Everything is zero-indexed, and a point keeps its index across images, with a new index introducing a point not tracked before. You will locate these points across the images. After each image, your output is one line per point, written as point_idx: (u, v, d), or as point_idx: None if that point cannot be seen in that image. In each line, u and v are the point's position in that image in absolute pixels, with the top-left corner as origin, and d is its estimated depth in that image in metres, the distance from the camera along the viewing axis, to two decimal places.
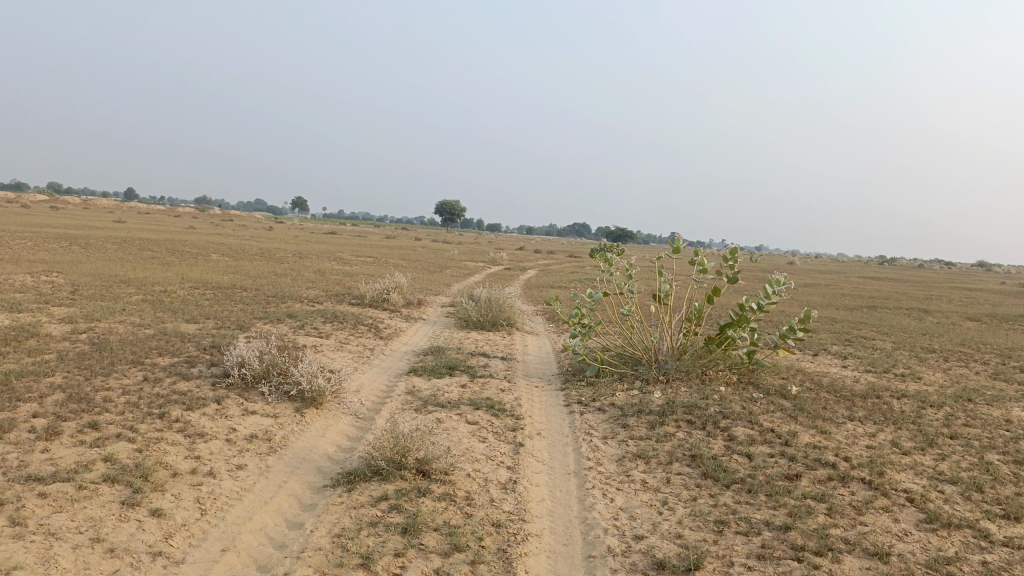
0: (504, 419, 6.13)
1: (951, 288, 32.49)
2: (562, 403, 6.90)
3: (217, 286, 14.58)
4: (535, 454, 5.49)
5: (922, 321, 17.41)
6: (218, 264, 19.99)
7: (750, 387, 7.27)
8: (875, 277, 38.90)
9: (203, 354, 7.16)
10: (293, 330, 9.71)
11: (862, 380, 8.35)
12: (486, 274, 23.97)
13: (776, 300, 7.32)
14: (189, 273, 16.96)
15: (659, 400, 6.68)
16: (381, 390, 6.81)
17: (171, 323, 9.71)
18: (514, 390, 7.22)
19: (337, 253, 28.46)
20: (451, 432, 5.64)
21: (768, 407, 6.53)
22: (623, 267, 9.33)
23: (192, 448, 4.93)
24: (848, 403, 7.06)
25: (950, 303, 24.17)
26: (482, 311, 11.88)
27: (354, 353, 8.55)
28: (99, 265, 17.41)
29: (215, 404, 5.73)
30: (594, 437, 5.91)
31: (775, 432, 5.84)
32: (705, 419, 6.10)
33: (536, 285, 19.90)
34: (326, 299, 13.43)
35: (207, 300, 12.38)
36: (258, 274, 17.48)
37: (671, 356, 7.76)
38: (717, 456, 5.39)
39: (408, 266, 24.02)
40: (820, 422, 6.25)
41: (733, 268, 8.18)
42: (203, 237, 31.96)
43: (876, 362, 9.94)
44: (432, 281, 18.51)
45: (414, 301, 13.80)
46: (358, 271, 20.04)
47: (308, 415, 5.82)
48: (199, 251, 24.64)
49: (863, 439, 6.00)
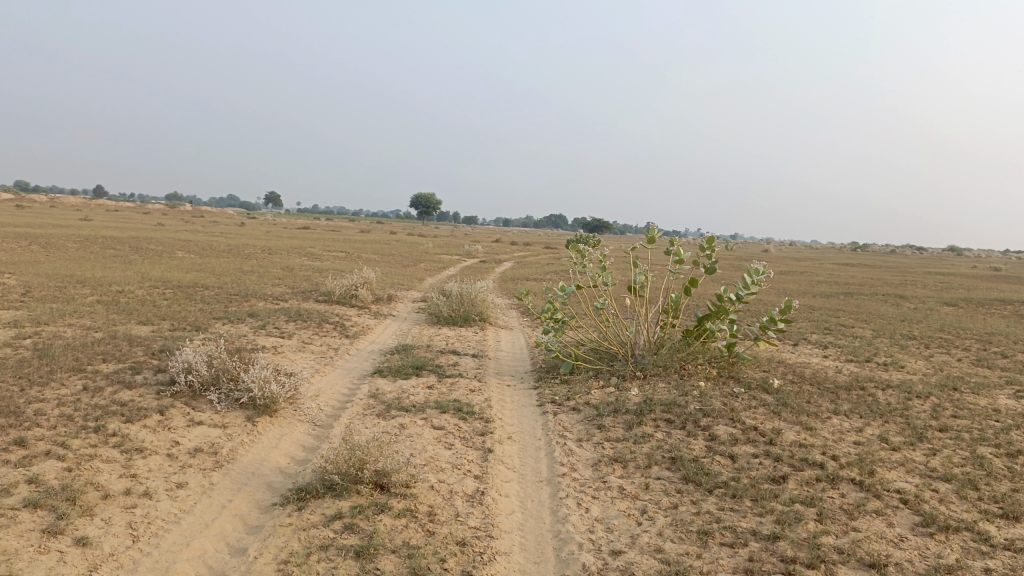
0: (473, 423, 5.75)
1: (924, 273, 32.58)
2: (535, 403, 6.53)
3: (178, 284, 14.03)
4: (505, 461, 5.12)
5: (899, 307, 17.32)
6: (181, 262, 19.35)
7: (731, 382, 6.95)
8: (849, 264, 38.97)
9: (151, 360, 6.70)
10: (253, 330, 9.25)
11: (844, 371, 8.09)
12: (460, 267, 23.59)
13: (756, 291, 7.03)
14: (150, 272, 16.34)
15: (637, 399, 6.34)
16: (342, 394, 6.40)
17: (123, 326, 9.20)
18: (484, 390, 6.85)
19: (307, 249, 27.90)
20: (414, 440, 5.26)
21: (750, 403, 6.22)
22: (597, 258, 8.97)
23: (128, 465, 4.54)
24: (832, 396, 6.77)
25: (923, 288, 24.27)
26: (453, 307, 11.49)
27: (317, 354, 8.13)
28: (56, 265, 16.76)
29: (157, 415, 5.30)
30: (568, 439, 5.56)
31: (759, 430, 5.53)
32: (685, 418, 5.77)
33: (511, 278, 19.57)
34: (291, 296, 12.96)
35: (165, 300, 11.86)
36: (223, 272, 16.90)
37: (647, 350, 7.43)
38: (698, 459, 5.05)
39: (380, 261, 23.56)
40: (804, 417, 5.95)
41: (711, 259, 7.85)
42: (170, 235, 31.15)
43: (856, 351, 9.70)
44: (404, 276, 18.11)
45: (384, 297, 13.35)
46: (328, 267, 19.56)
47: (260, 424, 5.40)
48: (164, 248, 23.96)
49: (850, 435, 5.71)
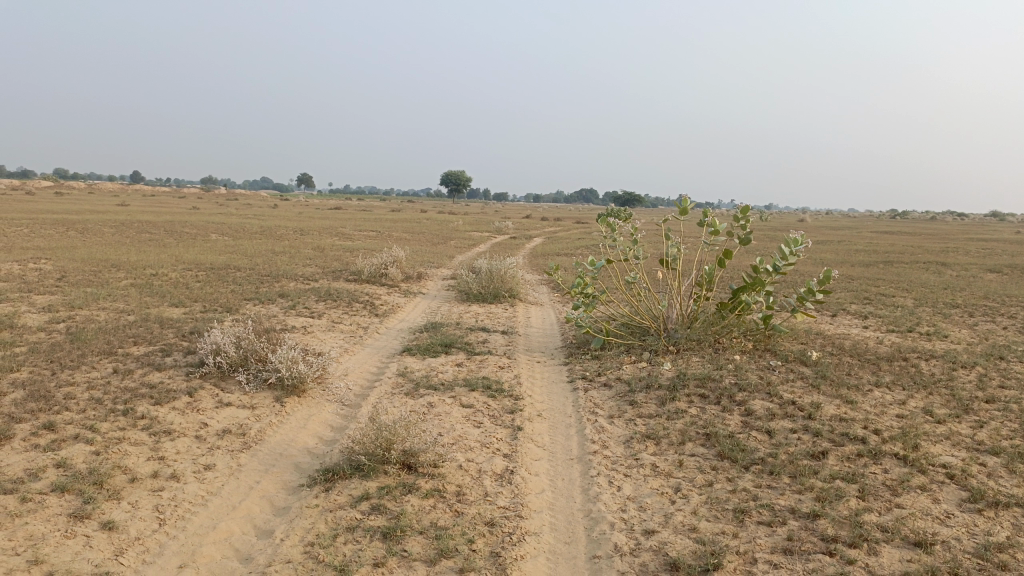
0: (502, 401, 5.66)
1: (967, 240, 31.67)
2: (565, 380, 6.42)
3: (210, 266, 14.15)
4: (535, 439, 5.02)
5: (941, 274, 16.83)
6: (215, 244, 19.52)
7: (767, 355, 6.76)
8: (888, 232, 38.01)
9: (181, 342, 6.71)
10: (283, 310, 9.26)
11: (885, 342, 7.84)
12: (491, 244, 23.50)
13: (793, 261, 6.80)
14: (184, 255, 16.51)
15: (670, 374, 6.19)
16: (370, 373, 6.35)
17: (156, 308, 9.28)
18: (513, 367, 6.75)
19: (338, 229, 28.04)
20: (443, 419, 5.19)
21: (787, 377, 6.03)
22: (628, 231, 8.79)
23: (156, 448, 4.53)
24: (873, 367, 6.55)
25: (966, 255, 23.60)
26: (483, 283, 11.40)
27: (346, 333, 8.10)
28: (93, 250, 17.00)
29: (186, 397, 5.29)
30: (599, 416, 5.44)
31: (797, 404, 5.35)
32: (720, 393, 5.61)
33: (541, 253, 19.42)
34: (321, 276, 12.98)
35: (198, 282, 11.94)
36: (255, 253, 17.00)
37: (680, 324, 7.26)
38: (734, 435, 4.90)
39: (411, 239, 23.54)
40: (844, 391, 5.75)
41: (745, 229, 7.62)
42: (204, 219, 31.45)
43: (897, 321, 9.41)
44: (434, 253, 18.06)
45: (414, 275, 13.31)
46: (359, 246, 19.59)
47: (288, 405, 5.36)
48: (198, 231, 24.22)
49: (892, 408, 5.51)
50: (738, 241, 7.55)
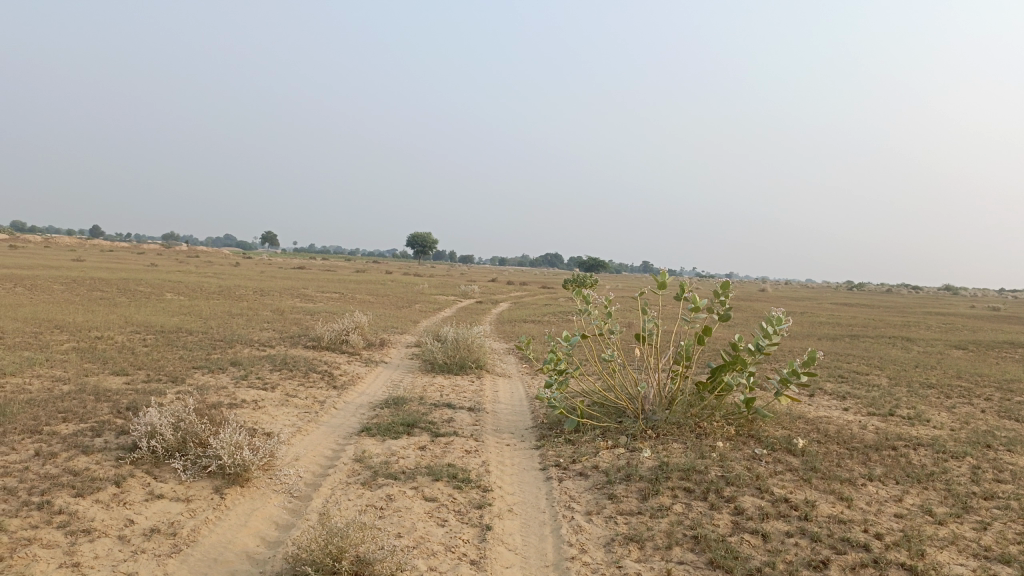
0: (469, 493, 5.15)
1: (926, 313, 32.12)
2: (537, 467, 5.94)
3: (161, 329, 13.46)
4: (505, 541, 4.51)
5: (908, 350, 16.77)
6: (169, 305, 18.78)
7: (751, 443, 6.36)
8: (850, 304, 38.44)
9: (115, 420, 6.10)
10: (234, 381, 8.65)
11: (869, 427, 7.50)
12: (457, 309, 23.07)
13: (777, 342, 6.46)
14: (135, 316, 15.76)
15: (650, 463, 5.74)
16: (324, 457, 5.79)
17: (95, 377, 8.60)
18: (481, 451, 6.24)
19: (300, 289, 27.43)
20: (403, 516, 4.66)
21: (775, 469, 5.63)
22: (602, 302, 8.41)
23: (71, 551, 3.91)
24: (862, 457, 6.18)
25: (927, 330, 23.84)
26: (448, 353, 10.93)
27: (300, 409, 7.52)
28: (38, 309, 16.16)
29: (112, 488, 4.69)
30: (576, 513, 4.95)
31: (790, 503, 4.93)
32: (706, 487, 5.17)
33: (509, 320, 19.03)
34: (278, 342, 12.39)
35: (145, 347, 11.25)
36: (210, 316, 16.34)
37: (658, 406, 6.86)
38: (724, 539, 4.45)
39: (375, 302, 23.01)
40: (837, 486, 5.35)
41: (726, 306, 7.26)
42: (161, 277, 30.57)
43: (876, 403, 9.10)
44: (398, 318, 17.59)
45: (376, 342, 12.77)
46: (320, 309, 19.04)
47: (229, 497, 4.79)
48: (154, 291, 23.43)
49: (889, 507, 5.11)
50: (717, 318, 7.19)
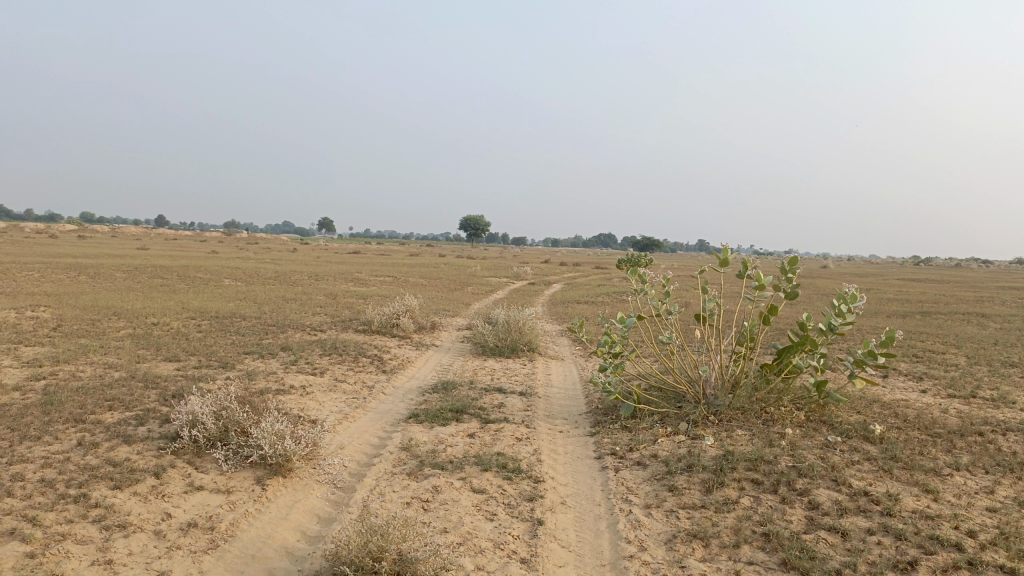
0: (520, 484, 4.87)
1: (998, 288, 30.58)
2: (592, 456, 5.62)
3: (216, 314, 13.54)
4: (558, 536, 4.21)
5: (986, 327, 15.82)
6: (225, 290, 18.98)
7: (823, 429, 5.92)
8: (918, 279, 36.86)
9: (160, 408, 6.00)
10: (283, 366, 8.55)
11: (952, 411, 6.93)
12: (509, 291, 22.80)
13: (851, 322, 5.97)
14: (192, 302, 15.96)
15: (713, 452, 5.36)
16: (370, 446, 5.58)
17: (147, 363, 8.59)
18: (532, 439, 5.95)
19: (355, 274, 27.57)
20: (450, 509, 4.40)
21: (852, 458, 5.18)
22: (658, 281, 7.98)
23: (105, 548, 3.77)
24: (947, 444, 5.67)
25: (1004, 305, 22.60)
26: (500, 336, 10.67)
27: (348, 394, 7.35)
28: (99, 297, 16.48)
29: (151, 480, 4.56)
30: (634, 506, 4.62)
31: (869, 497, 4.50)
32: (776, 479, 4.78)
33: (563, 301, 18.67)
34: (329, 326, 12.30)
35: (199, 333, 11.29)
36: (265, 300, 16.45)
37: (721, 391, 6.46)
38: (798, 538, 4.06)
39: (428, 285, 22.88)
40: (921, 477, 4.89)
41: (794, 283, 6.75)
42: (221, 263, 31.15)
43: (956, 384, 8.47)
44: (450, 301, 17.44)
45: (427, 325, 12.59)
46: (373, 293, 19.00)
47: (270, 489, 4.61)
48: (211, 277, 23.79)
49: (981, 499, 4.63)
50: (783, 296, 6.70)
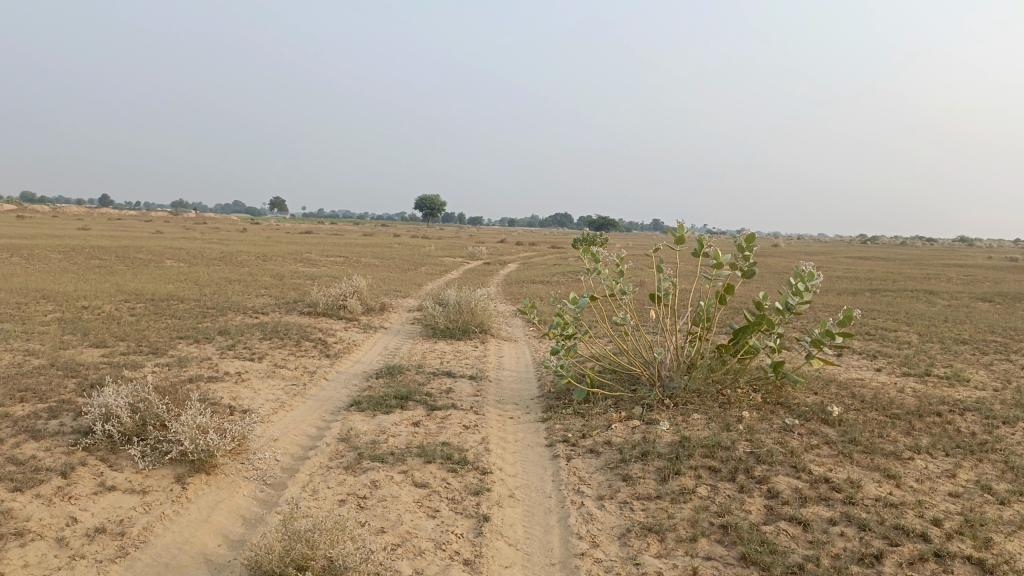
0: (466, 476, 4.56)
1: (941, 266, 31.26)
2: (543, 444, 5.34)
3: (153, 297, 12.90)
4: (506, 534, 3.92)
5: (933, 304, 16.00)
6: (166, 271, 18.22)
7: (781, 412, 5.73)
8: (865, 257, 37.45)
9: (76, 400, 5.53)
10: (219, 351, 8.08)
11: (907, 391, 6.84)
12: (463, 271, 22.42)
13: (809, 301, 5.79)
14: (128, 284, 15.21)
15: (669, 438, 5.13)
16: (306, 437, 5.21)
17: (71, 349, 8.04)
18: (481, 426, 5.65)
19: (304, 254, 26.87)
20: (388, 507, 4.08)
21: (811, 443, 5.00)
22: (613, 260, 7.69)
23: None
24: (905, 426, 5.53)
25: (948, 282, 23.02)
26: (451, 317, 10.32)
27: (287, 381, 6.93)
28: (28, 279, 15.63)
29: (58, 481, 4.14)
30: (587, 498, 4.36)
31: (830, 484, 4.31)
32: (734, 466, 4.56)
33: (517, 281, 18.37)
34: (273, 308, 11.81)
35: (132, 316, 10.69)
36: (207, 282, 15.80)
37: (677, 373, 6.24)
38: (758, 530, 3.84)
39: (379, 265, 22.34)
40: (882, 462, 4.72)
41: (751, 262, 6.54)
42: (166, 244, 30.05)
43: (909, 363, 8.42)
44: (401, 281, 17.01)
45: (376, 306, 12.16)
46: (321, 273, 18.44)
47: (191, 488, 4.23)
48: (152, 258, 22.89)
49: (942, 484, 4.48)
50: (741, 274, 6.50)
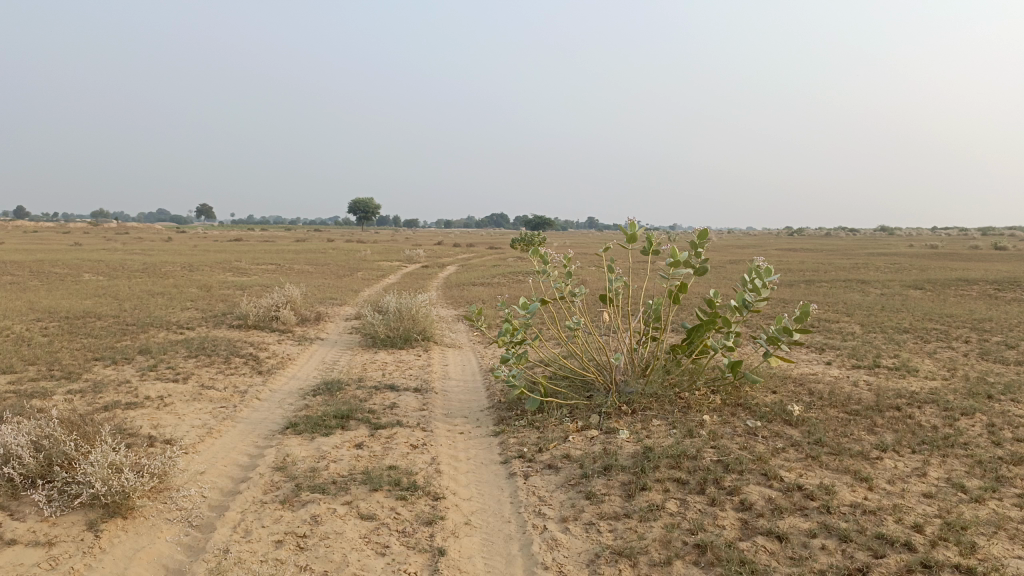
0: (416, 504, 4.18)
1: (867, 255, 32.17)
2: (498, 461, 4.98)
3: (66, 315, 12.03)
4: (465, 567, 3.55)
5: (867, 294, 16.26)
6: (83, 287, 17.16)
7: (742, 415, 5.52)
8: (795, 248, 38.37)
9: None
10: (140, 373, 7.46)
11: (862, 385, 6.74)
12: (401, 275, 21.92)
13: (766, 299, 5.59)
14: (40, 301, 14.22)
15: (631, 449, 4.84)
16: (239, 469, 4.73)
17: None
18: (429, 445, 5.26)
19: (233, 263, 25.84)
20: (332, 546, 3.66)
21: (778, 447, 4.78)
22: (560, 261, 7.38)
23: None
24: (867, 424, 5.38)
25: (876, 271, 23.61)
26: (391, 325, 9.87)
27: (216, 403, 6.40)
28: None
29: None
30: (550, 521, 4.03)
31: (804, 493, 4.08)
32: (703, 478, 4.29)
33: (458, 284, 17.96)
34: (200, 323, 11.12)
35: (43, 337, 9.88)
36: (129, 296, 14.90)
37: (633, 377, 5.97)
38: (736, 547, 3.57)
39: (313, 273, 21.58)
40: (852, 464, 4.53)
41: (704, 260, 6.30)
42: (82, 257, 28.50)
43: (857, 354, 8.39)
44: (337, 288, 16.43)
45: (311, 316, 11.60)
46: (252, 283, 17.67)
47: (105, 537, 3.72)
48: (69, 272, 21.62)
49: (915, 484, 4.31)
50: (693, 273, 6.24)
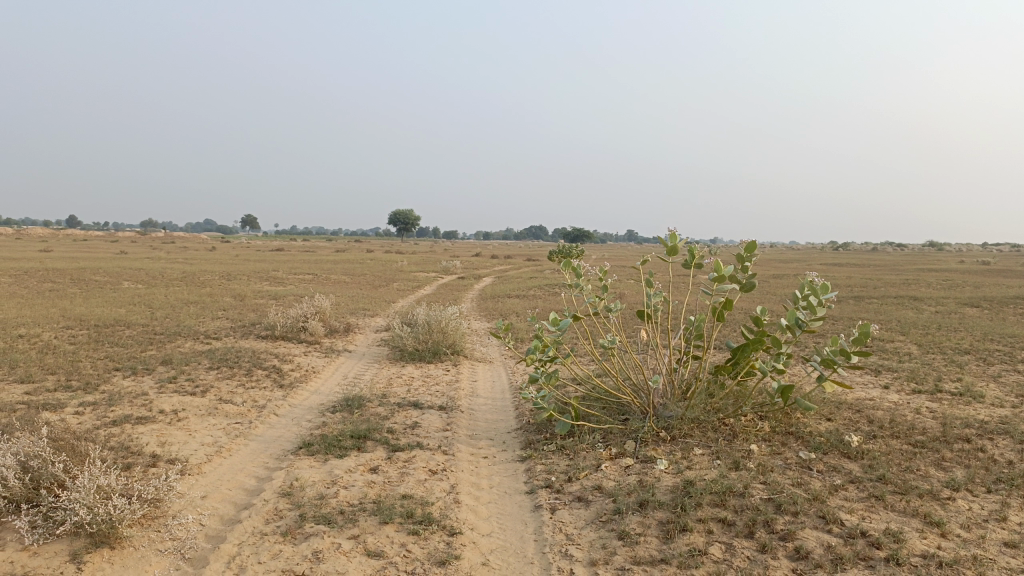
0: (430, 540, 3.78)
1: (918, 270, 31.05)
2: (523, 491, 4.56)
3: (98, 323, 11.94)
4: None
5: (920, 311, 15.47)
6: (120, 295, 17.20)
7: (793, 445, 5.02)
8: (841, 263, 37.29)
9: None
10: (158, 385, 7.21)
11: (925, 412, 6.15)
12: (437, 286, 21.65)
13: (820, 316, 5.07)
14: (75, 308, 14.22)
15: (670, 482, 4.38)
16: (244, 493, 4.39)
17: None
18: (449, 470, 4.86)
19: (270, 272, 25.85)
20: None
21: (835, 484, 4.28)
22: (594, 274, 6.93)
23: None
24: (934, 457, 4.84)
25: (929, 287, 22.65)
26: (420, 338, 9.52)
27: (231, 418, 6.09)
28: None
29: None
30: (577, 564, 3.60)
31: (868, 541, 3.58)
32: (751, 519, 3.82)
33: (493, 296, 17.60)
34: (228, 332, 10.92)
35: (70, 345, 9.75)
36: (163, 305, 14.83)
37: (672, 400, 5.50)
38: None
39: (348, 283, 21.41)
40: (921, 506, 4.00)
41: (750, 274, 5.79)
42: (124, 265, 28.80)
43: (916, 377, 7.78)
44: (370, 299, 16.18)
45: (340, 327, 11.32)
46: (286, 293, 17.54)
47: (88, 569, 3.39)
48: (109, 279, 21.80)
49: (996, 531, 3.77)
50: (739, 288, 5.73)
